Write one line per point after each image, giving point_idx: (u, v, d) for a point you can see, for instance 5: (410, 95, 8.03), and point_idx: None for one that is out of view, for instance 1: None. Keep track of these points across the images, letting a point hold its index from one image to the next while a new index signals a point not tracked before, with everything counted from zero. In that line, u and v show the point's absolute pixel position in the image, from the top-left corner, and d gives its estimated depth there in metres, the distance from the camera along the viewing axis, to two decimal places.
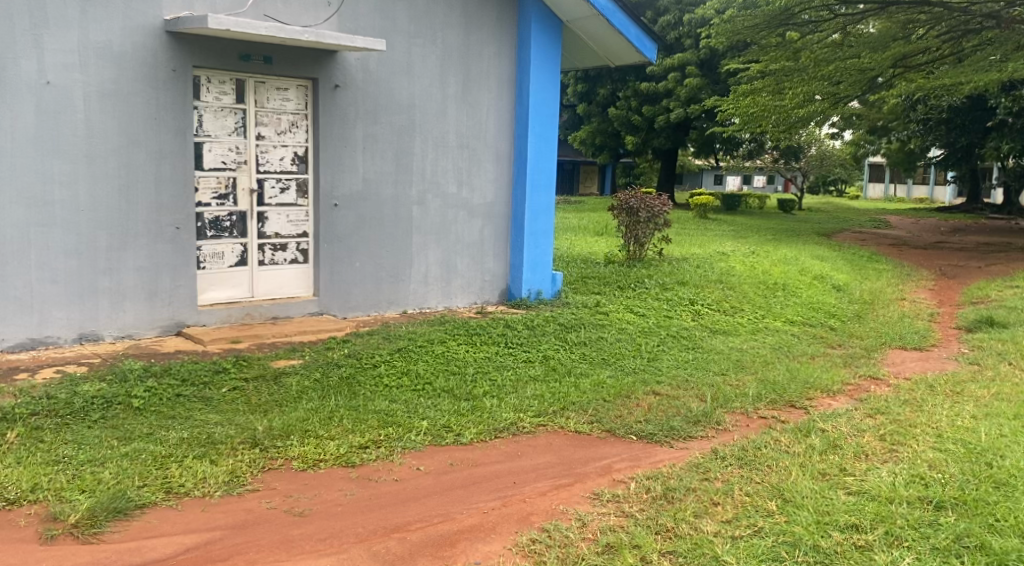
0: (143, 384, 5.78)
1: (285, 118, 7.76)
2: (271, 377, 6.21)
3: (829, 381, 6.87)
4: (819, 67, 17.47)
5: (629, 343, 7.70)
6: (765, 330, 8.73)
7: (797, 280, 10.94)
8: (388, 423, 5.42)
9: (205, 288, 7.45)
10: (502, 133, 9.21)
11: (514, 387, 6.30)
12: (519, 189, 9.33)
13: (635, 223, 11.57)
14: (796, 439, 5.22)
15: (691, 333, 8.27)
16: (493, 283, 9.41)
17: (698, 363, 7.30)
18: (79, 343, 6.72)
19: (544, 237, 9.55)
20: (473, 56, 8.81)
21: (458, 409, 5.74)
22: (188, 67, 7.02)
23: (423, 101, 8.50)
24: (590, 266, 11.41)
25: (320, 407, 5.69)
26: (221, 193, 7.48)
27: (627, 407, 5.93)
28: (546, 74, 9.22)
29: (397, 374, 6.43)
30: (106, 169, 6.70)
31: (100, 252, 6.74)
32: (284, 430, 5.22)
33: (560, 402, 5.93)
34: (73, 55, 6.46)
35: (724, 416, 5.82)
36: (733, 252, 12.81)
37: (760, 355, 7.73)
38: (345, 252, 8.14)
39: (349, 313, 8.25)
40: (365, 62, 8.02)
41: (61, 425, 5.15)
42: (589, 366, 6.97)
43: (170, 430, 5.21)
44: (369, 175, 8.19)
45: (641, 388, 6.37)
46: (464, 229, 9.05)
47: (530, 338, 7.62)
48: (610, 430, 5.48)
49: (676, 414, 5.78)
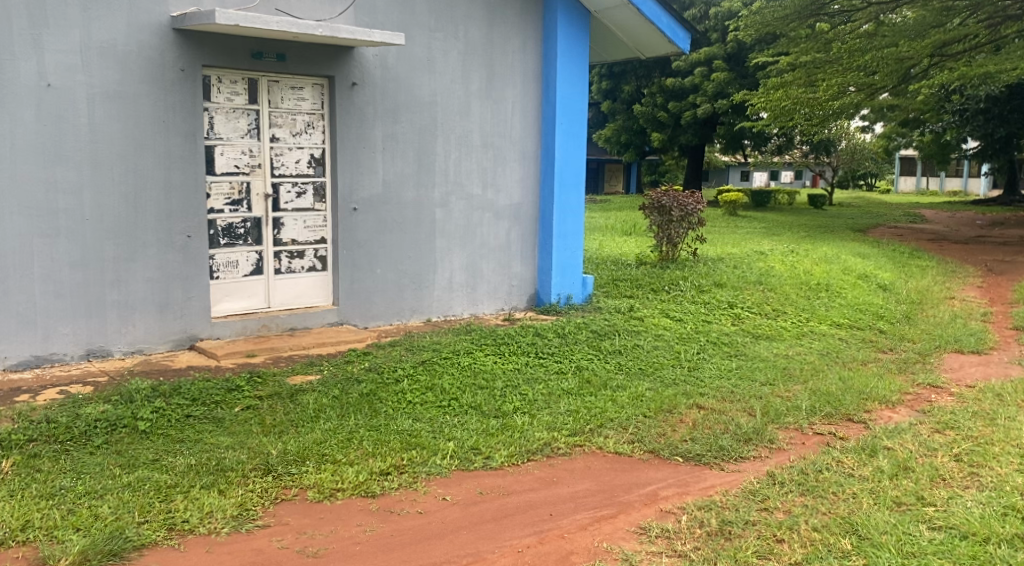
0: (151, 405, 5.40)
1: (300, 118, 7.37)
2: (287, 395, 5.82)
3: (887, 391, 6.35)
4: (852, 58, 16.87)
5: (668, 352, 7.22)
6: (810, 334, 8.21)
7: (841, 280, 10.39)
8: (411, 445, 5.01)
9: (219, 299, 7.08)
10: (528, 131, 8.77)
11: (547, 402, 5.86)
12: (547, 188, 8.88)
13: (668, 222, 11.07)
14: (861, 460, 4.72)
15: (733, 339, 7.78)
16: (521, 288, 8.97)
17: (743, 372, 6.80)
18: (87, 359, 6.36)
19: (573, 239, 9.09)
20: (497, 50, 8.38)
21: (487, 428, 5.31)
22: (198, 67, 6.66)
23: (445, 98, 8.08)
24: (621, 268, 10.94)
25: (339, 427, 5.29)
26: (235, 199, 7.10)
27: (670, 424, 5.46)
28: (573, 68, 8.77)
29: (422, 390, 6.00)
30: (112, 175, 6.34)
31: (107, 264, 6.39)
32: (300, 455, 4.83)
33: (598, 418, 5.48)
34: (75, 56, 6.11)
35: (777, 433, 5.34)
36: (772, 251, 12.24)
37: (809, 362, 7.23)
38: (365, 259, 7.74)
39: (371, 323, 7.86)
40: (384, 58, 7.63)
41: (61, 453, 4.79)
42: (627, 378, 6.50)
43: (178, 456, 4.83)
44: (389, 177, 7.79)
45: (684, 401, 5.91)
46: (490, 231, 8.62)
47: (562, 347, 7.17)
48: (653, 451, 5.02)
49: (725, 432, 5.31)
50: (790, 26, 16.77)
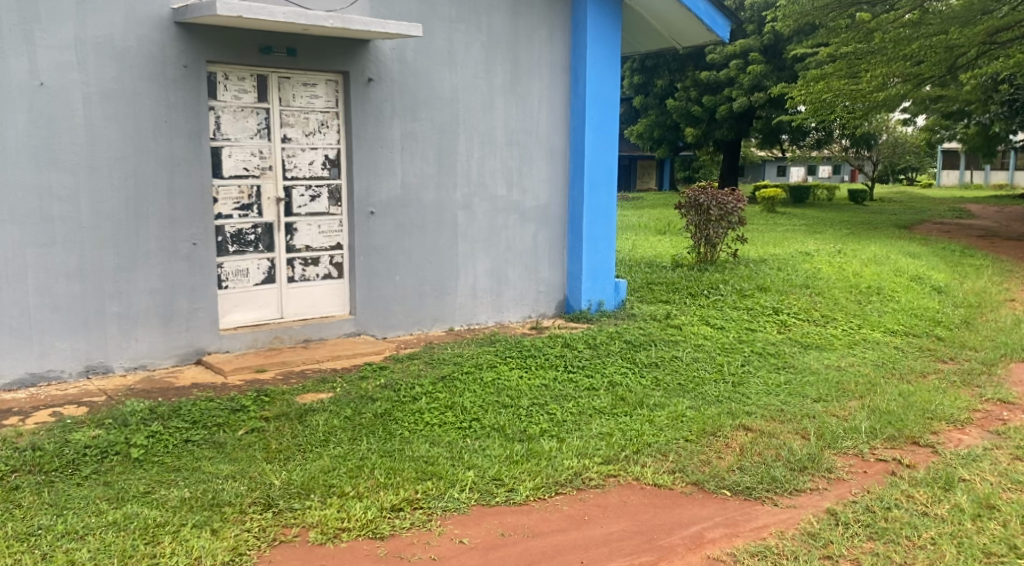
0: (146, 429, 4.97)
1: (314, 117, 6.93)
2: (295, 415, 5.36)
3: (954, 409, 5.72)
4: (898, 48, 15.87)
5: (709, 364, 6.66)
6: (863, 343, 7.59)
7: (893, 283, 9.71)
8: (427, 475, 4.53)
9: (228, 310, 6.67)
10: (556, 127, 8.27)
11: (577, 424, 5.35)
12: (576, 188, 8.36)
13: (706, 223, 10.48)
14: (936, 495, 4.17)
15: (779, 350, 7.20)
16: (549, 294, 8.47)
17: (792, 388, 6.23)
18: (86, 377, 5.97)
19: (604, 241, 8.56)
20: (522, 42, 7.88)
21: (511, 454, 4.81)
22: (203, 63, 6.24)
23: (467, 94, 7.60)
24: (657, 270, 10.37)
25: (349, 453, 4.83)
26: (244, 203, 6.67)
27: (714, 450, 4.92)
28: (604, 60, 8.24)
29: (441, 409, 5.52)
30: (111, 179, 5.95)
31: (107, 275, 5.99)
32: (304, 487, 4.38)
33: (633, 443, 4.95)
34: (69, 53, 5.72)
35: (834, 460, 4.77)
36: (817, 252, 11.57)
37: (864, 376, 6.62)
38: (383, 265, 7.28)
39: (390, 333, 7.40)
40: (401, 51, 7.17)
41: (45, 485, 4.38)
42: (665, 395, 5.96)
43: (171, 488, 4.40)
44: (408, 178, 7.33)
45: (728, 422, 5.37)
46: (516, 235, 8.12)
47: (593, 359, 6.64)
48: (696, 483, 4.48)
49: (775, 460, 4.75)
50: (829, 15, 16.63)
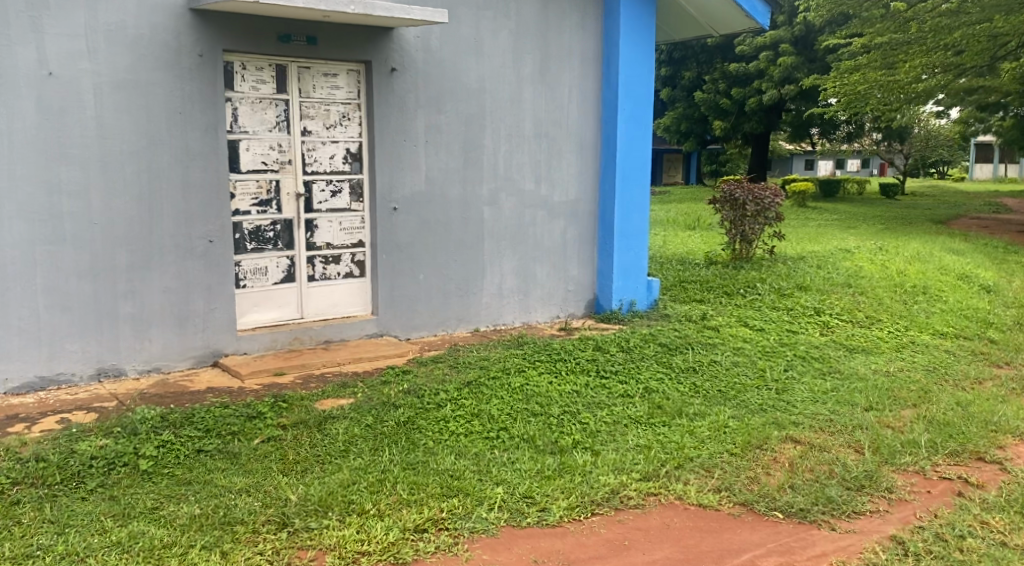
0: (157, 438, 4.69)
1: (335, 109, 6.63)
2: (314, 423, 5.06)
3: (1019, 420, 5.31)
4: (939, 36, 15.31)
5: (750, 370, 6.29)
6: (912, 347, 7.16)
7: (939, 282, 9.25)
8: (452, 491, 4.23)
9: (246, 310, 6.40)
10: (587, 119, 7.91)
11: (613, 434, 5.02)
12: (607, 183, 8.01)
13: (742, 218, 10.09)
14: (1014, 523, 3.88)
15: (824, 354, 6.81)
16: (578, 293, 8.13)
17: (840, 396, 5.84)
18: (97, 380, 5.72)
19: (636, 238, 8.21)
20: (552, 30, 7.53)
21: (542, 469, 4.49)
22: (218, 52, 5.96)
23: (494, 84, 7.27)
24: (689, 268, 10.00)
25: (370, 465, 4.53)
26: (263, 198, 6.39)
27: (762, 467, 4.58)
28: (638, 49, 7.87)
29: (467, 417, 5.21)
30: (123, 174, 5.68)
31: (119, 274, 5.73)
32: (322, 504, 4.08)
33: (675, 457, 4.63)
34: (79, 41, 5.45)
35: (894, 478, 4.40)
36: (858, 250, 11.10)
37: (915, 382, 6.22)
38: (406, 264, 6.98)
39: (413, 334, 7.10)
40: (426, 40, 6.85)
41: (48, 500, 4.11)
42: (705, 403, 5.61)
43: (181, 504, 4.12)
44: (433, 172, 7.02)
45: (774, 433, 5.02)
46: (544, 231, 7.78)
47: (627, 364, 6.30)
48: (745, 503, 4.14)
49: (829, 478, 4.40)
50: None
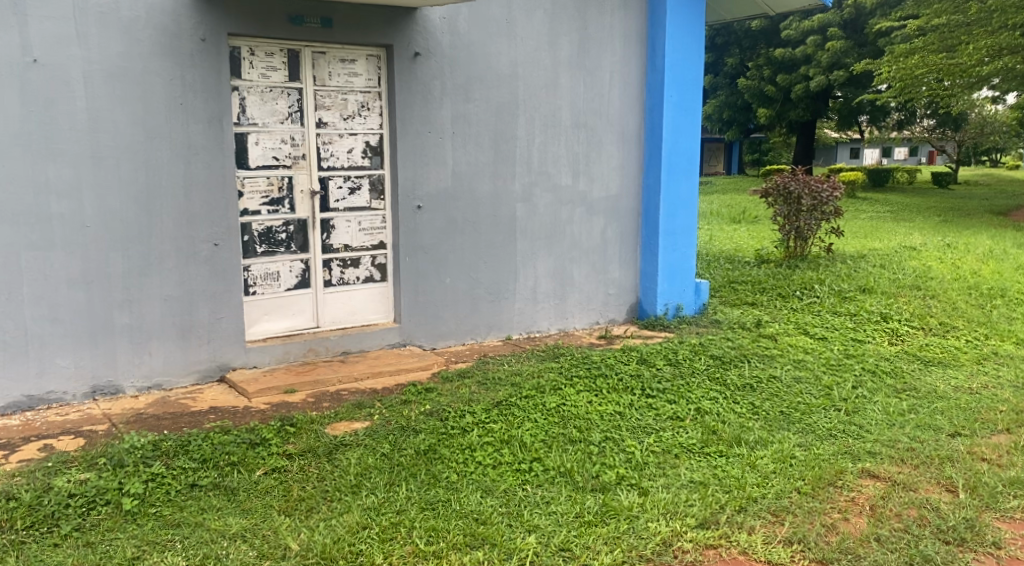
0: (144, 472, 4.15)
1: (353, 98, 6.05)
2: (325, 452, 4.50)
3: None
4: (1004, 15, 14.28)
5: (815, 387, 5.60)
6: (995, 359, 6.39)
7: (1017, 283, 8.42)
8: (477, 541, 3.65)
9: (257, 319, 5.86)
10: (629, 106, 7.25)
11: (663, 467, 4.38)
12: (652, 176, 7.34)
13: (797, 213, 9.36)
14: None
15: (896, 367, 6.08)
16: (619, 297, 7.48)
17: (920, 418, 5.12)
18: (92, 398, 5.22)
19: (683, 237, 7.52)
20: (592, 9, 6.87)
21: (581, 512, 3.88)
22: (223, 36, 5.40)
23: (529, 69, 6.63)
24: (738, 267, 9.27)
25: (385, 504, 3.95)
26: (274, 197, 5.83)
27: (839, 511, 3.93)
28: (686, 29, 7.17)
29: (497, 445, 4.61)
30: (119, 171, 5.16)
31: (115, 281, 5.22)
32: (325, 557, 3.51)
33: (735, 498, 4.00)
34: (67, 24, 4.93)
35: (999, 530, 3.78)
36: (924, 247, 10.25)
37: (1006, 402, 5.47)
38: (431, 267, 6.39)
39: (439, 344, 6.53)
40: (453, 21, 6.24)
41: (14, 548, 3.59)
42: (766, 428, 4.94)
43: (164, 553, 3.57)
44: (461, 167, 6.41)
45: (848, 467, 4.35)
46: (583, 230, 7.14)
47: (676, 380, 5.63)
48: (823, 561, 3.55)
49: (921, 528, 3.76)
50: None
